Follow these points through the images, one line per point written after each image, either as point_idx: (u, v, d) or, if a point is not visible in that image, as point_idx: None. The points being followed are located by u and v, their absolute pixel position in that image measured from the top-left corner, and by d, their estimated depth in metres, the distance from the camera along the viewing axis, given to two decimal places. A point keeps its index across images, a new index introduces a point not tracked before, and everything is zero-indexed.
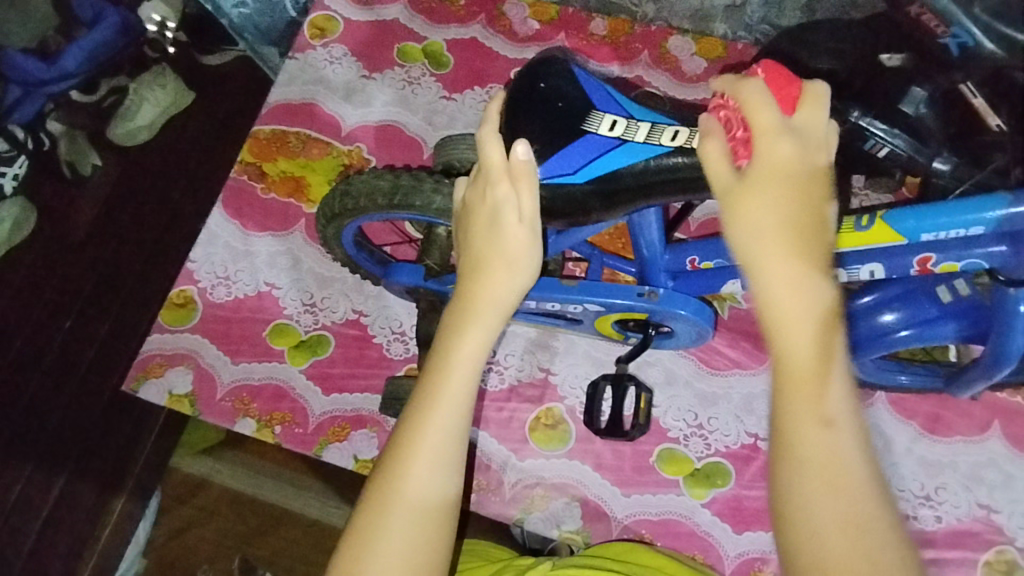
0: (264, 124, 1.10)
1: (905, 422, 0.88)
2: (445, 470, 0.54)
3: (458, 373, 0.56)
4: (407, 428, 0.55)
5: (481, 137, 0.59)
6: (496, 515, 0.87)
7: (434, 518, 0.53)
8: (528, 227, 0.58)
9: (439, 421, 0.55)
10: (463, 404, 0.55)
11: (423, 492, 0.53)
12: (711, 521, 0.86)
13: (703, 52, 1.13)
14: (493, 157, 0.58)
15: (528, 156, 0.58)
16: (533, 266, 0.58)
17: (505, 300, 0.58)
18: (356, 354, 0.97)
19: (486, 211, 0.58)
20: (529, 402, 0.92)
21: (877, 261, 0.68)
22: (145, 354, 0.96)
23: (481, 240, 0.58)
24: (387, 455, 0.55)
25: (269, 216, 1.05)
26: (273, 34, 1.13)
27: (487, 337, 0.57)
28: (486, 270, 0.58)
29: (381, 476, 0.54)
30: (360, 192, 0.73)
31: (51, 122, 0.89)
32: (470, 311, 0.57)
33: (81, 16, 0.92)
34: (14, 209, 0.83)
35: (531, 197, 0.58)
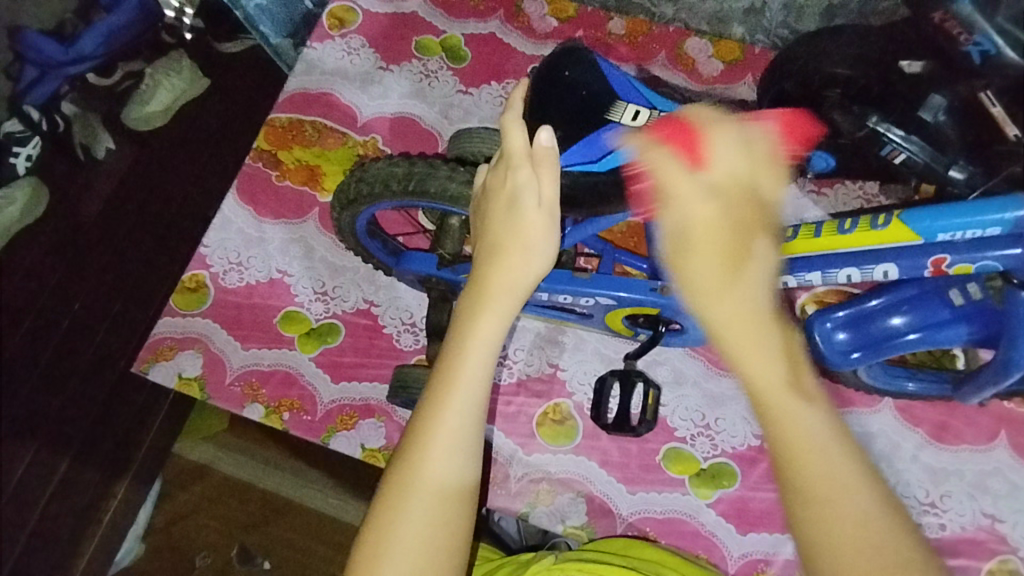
0: (280, 113, 1.11)
1: (912, 429, 0.89)
2: (463, 455, 0.54)
3: (474, 358, 0.55)
4: (424, 417, 0.55)
5: (504, 122, 0.59)
6: (501, 508, 0.88)
7: (453, 495, 0.53)
8: (546, 212, 0.57)
9: (456, 409, 0.54)
10: (480, 385, 0.55)
11: (441, 479, 0.53)
12: (716, 521, 0.86)
13: (720, 55, 1.13)
14: (515, 142, 0.58)
15: (551, 143, 0.58)
16: (550, 251, 0.58)
17: (523, 282, 0.57)
18: (366, 344, 0.97)
19: (506, 195, 0.58)
20: (537, 396, 0.92)
21: (890, 262, 0.67)
22: (156, 336, 0.98)
23: (499, 225, 0.58)
24: (408, 435, 0.55)
25: (283, 204, 1.06)
26: (288, 26, 1.13)
27: (503, 319, 0.56)
28: (503, 254, 0.57)
29: (402, 456, 0.55)
30: (375, 179, 0.73)
31: (66, 103, 0.82)
32: (484, 295, 0.56)
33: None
34: (26, 191, 0.77)
35: (551, 184, 0.58)
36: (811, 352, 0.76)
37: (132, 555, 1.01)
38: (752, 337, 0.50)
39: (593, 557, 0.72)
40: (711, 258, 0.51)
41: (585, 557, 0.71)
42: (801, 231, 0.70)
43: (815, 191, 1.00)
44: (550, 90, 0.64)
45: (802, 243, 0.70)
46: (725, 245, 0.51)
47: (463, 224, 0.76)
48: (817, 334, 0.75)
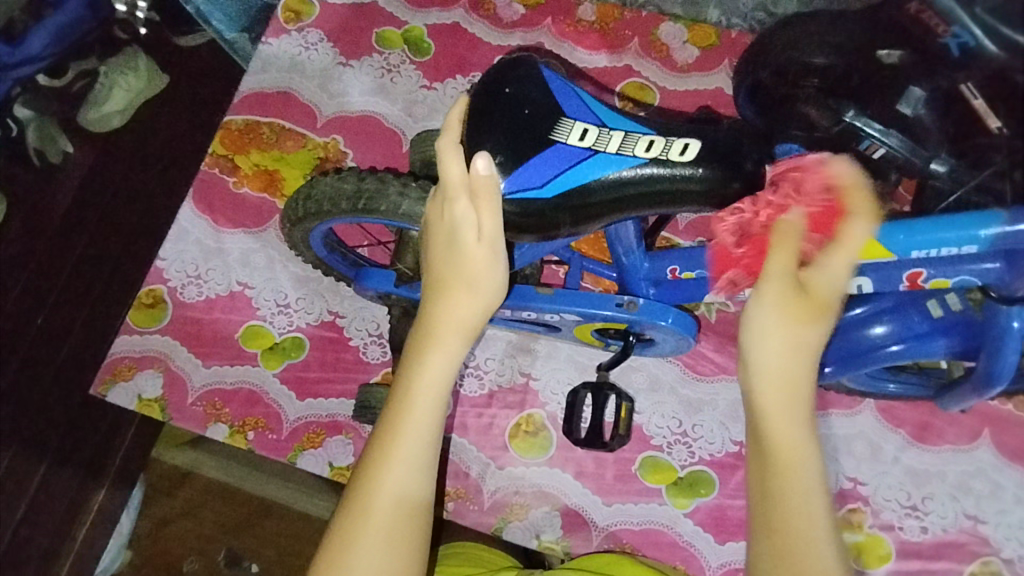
0: (237, 115, 1.06)
1: (893, 429, 0.86)
2: (412, 501, 0.51)
3: (422, 398, 0.53)
4: (372, 458, 0.52)
5: (440, 150, 0.54)
6: (474, 524, 0.86)
7: (401, 544, 0.51)
8: (488, 246, 0.54)
9: (404, 452, 0.52)
10: (430, 429, 0.53)
11: (391, 527, 0.50)
12: (693, 530, 0.84)
13: (695, 40, 1.08)
14: (451, 173, 0.53)
15: (491, 171, 0.54)
16: (497, 286, 0.55)
17: (469, 321, 0.55)
18: (332, 358, 0.94)
19: (445, 230, 0.54)
20: (509, 408, 0.89)
21: (866, 276, 0.63)
22: (114, 356, 0.94)
23: (441, 261, 0.55)
24: (355, 481, 0.53)
25: (242, 212, 1.02)
26: (244, 20, 1.06)
27: (451, 358, 0.54)
28: (446, 293, 0.55)
29: (349, 504, 0.52)
30: (324, 197, 0.69)
31: (19, 107, 0.74)
32: (430, 336, 0.54)
33: None
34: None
35: (491, 217, 0.54)
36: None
37: (118, 562, 0.99)
38: (787, 416, 0.52)
39: None
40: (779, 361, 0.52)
41: None
42: None
43: None
44: (489, 114, 0.58)
45: None
46: (793, 355, 0.53)
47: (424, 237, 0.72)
48: None
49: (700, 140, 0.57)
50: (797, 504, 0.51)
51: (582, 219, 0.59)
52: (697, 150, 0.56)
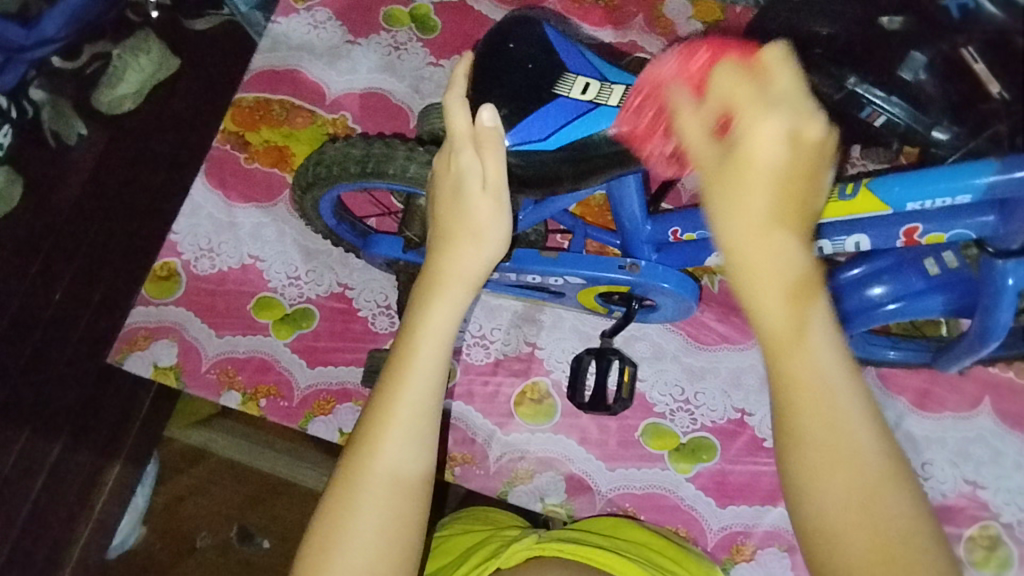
0: (247, 92, 1.08)
1: (894, 397, 0.88)
2: (417, 439, 0.53)
3: (427, 346, 0.55)
4: (378, 403, 0.54)
5: (447, 102, 0.56)
6: (479, 488, 0.88)
7: (411, 476, 0.53)
8: (492, 196, 0.56)
9: (410, 398, 0.53)
10: (434, 374, 0.55)
11: (397, 469, 0.52)
12: (695, 495, 0.86)
13: (700, 15, 1.09)
14: (458, 124, 0.55)
15: (496, 123, 0.56)
16: (500, 238, 0.57)
17: (474, 274, 0.56)
18: (342, 328, 0.96)
19: (451, 181, 0.56)
20: (515, 375, 0.91)
21: (864, 233, 0.65)
22: (131, 325, 0.97)
23: (446, 212, 0.57)
24: (363, 423, 0.54)
25: (252, 186, 1.04)
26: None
27: (455, 307, 0.56)
28: (453, 245, 0.56)
29: (358, 444, 0.54)
30: (333, 161, 0.70)
31: (34, 89, 0.79)
32: (437, 287, 0.55)
33: None
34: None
35: (495, 165, 0.56)
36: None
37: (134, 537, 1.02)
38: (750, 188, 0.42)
39: (572, 537, 0.69)
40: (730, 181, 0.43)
41: (567, 538, 0.69)
42: None
43: None
44: (499, 70, 0.60)
45: None
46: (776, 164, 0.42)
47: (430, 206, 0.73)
48: None
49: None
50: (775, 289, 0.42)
51: (583, 175, 0.60)
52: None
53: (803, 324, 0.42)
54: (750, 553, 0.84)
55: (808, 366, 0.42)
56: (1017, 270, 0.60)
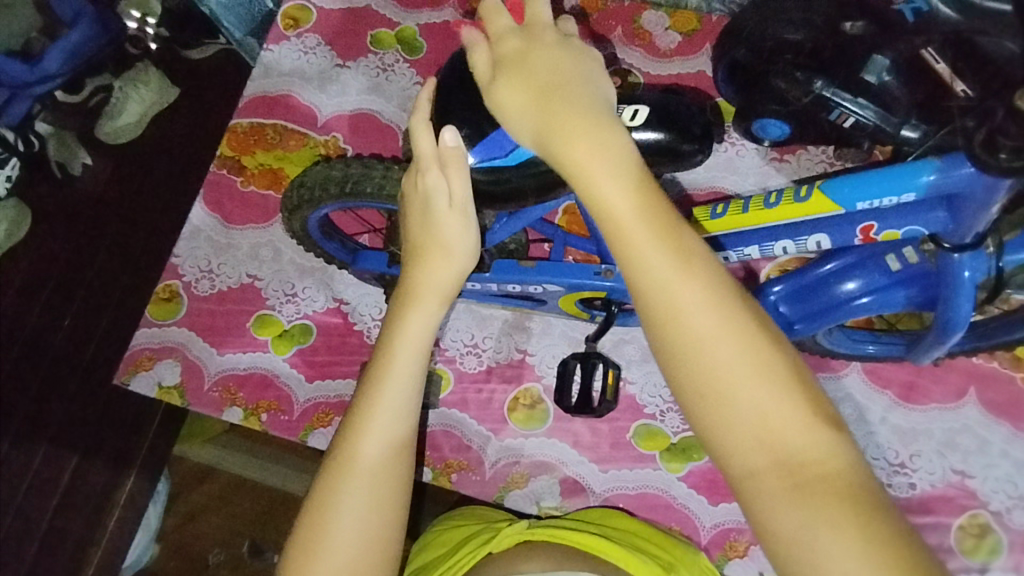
0: (241, 118, 1.11)
1: (879, 391, 0.89)
2: (394, 446, 0.56)
3: (403, 355, 0.58)
4: (357, 412, 0.57)
5: (411, 124, 0.57)
6: (476, 493, 0.90)
7: (387, 478, 0.56)
8: (460, 212, 0.58)
9: (387, 407, 0.56)
10: (410, 382, 0.57)
11: (375, 474, 0.55)
12: (687, 493, 0.88)
13: (677, 26, 1.12)
14: (422, 145, 0.57)
15: (458, 143, 0.56)
16: (470, 251, 0.60)
17: (445, 287, 0.59)
18: (338, 342, 0.99)
19: (419, 201, 0.58)
20: (508, 382, 0.94)
21: (822, 232, 0.66)
22: (134, 348, 0.98)
23: (417, 228, 0.59)
24: (344, 428, 0.57)
25: (249, 208, 1.07)
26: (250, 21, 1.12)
27: (430, 317, 0.59)
28: (424, 259, 0.59)
29: (338, 449, 0.56)
30: (315, 183, 0.73)
31: (40, 123, 0.96)
32: (411, 298, 0.59)
33: (63, 19, 0.95)
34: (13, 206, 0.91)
35: (461, 183, 0.57)
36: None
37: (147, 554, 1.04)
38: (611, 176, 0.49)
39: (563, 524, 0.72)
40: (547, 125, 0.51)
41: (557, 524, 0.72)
42: (731, 207, 0.69)
43: (777, 158, 1.00)
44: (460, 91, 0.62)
45: (733, 220, 0.69)
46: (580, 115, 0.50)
47: None
48: (761, 307, 0.76)
49: (648, 107, 0.63)
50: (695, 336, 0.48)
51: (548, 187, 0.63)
52: (646, 115, 0.63)
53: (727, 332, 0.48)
54: (744, 549, 0.86)
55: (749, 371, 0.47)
56: (972, 263, 0.62)
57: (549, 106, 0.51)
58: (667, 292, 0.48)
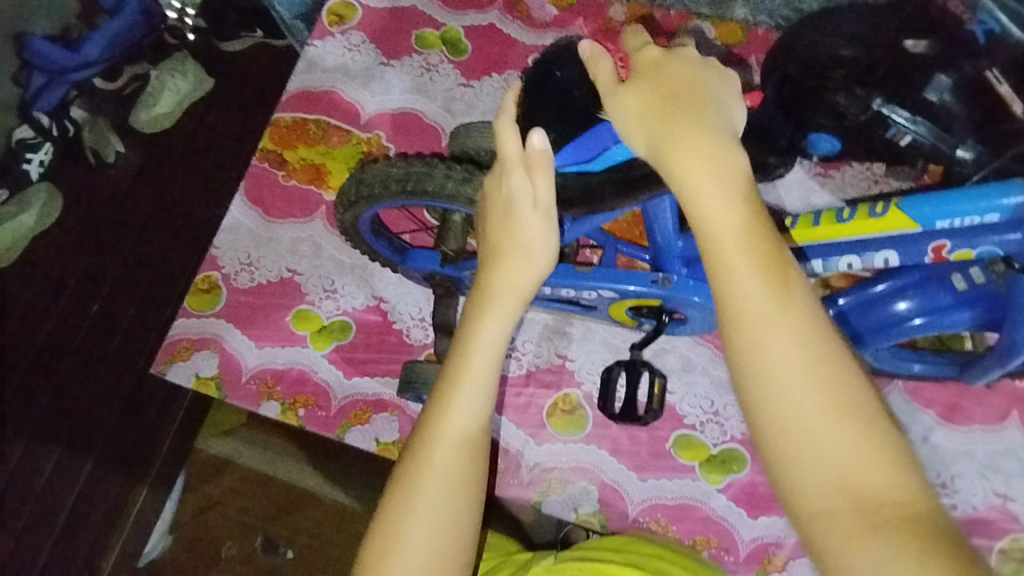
0: (285, 112, 1.11)
1: (921, 410, 0.89)
2: (472, 445, 0.56)
3: (479, 355, 0.57)
4: (432, 412, 0.57)
5: (498, 127, 0.58)
6: (513, 497, 0.89)
7: (468, 454, 0.56)
8: (543, 215, 0.58)
9: (466, 408, 0.56)
10: (487, 381, 0.58)
11: (450, 475, 0.55)
12: (726, 506, 0.87)
13: (723, 36, 1.11)
14: (508, 148, 0.57)
15: (546, 146, 0.57)
16: (550, 254, 0.59)
17: (524, 288, 0.59)
18: (377, 339, 0.98)
19: (501, 202, 0.59)
20: (546, 387, 0.93)
21: (890, 249, 0.66)
22: (173, 337, 0.99)
23: (497, 229, 0.60)
24: (420, 429, 0.57)
25: (289, 203, 1.07)
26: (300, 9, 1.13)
27: (507, 318, 0.58)
28: (504, 260, 0.59)
29: (417, 442, 0.57)
30: (374, 180, 0.72)
31: (74, 109, 0.96)
32: (489, 297, 0.58)
33: (103, 6, 0.98)
34: (43, 194, 0.90)
35: (547, 189, 0.58)
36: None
37: (161, 546, 1.01)
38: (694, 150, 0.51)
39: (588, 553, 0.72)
40: (653, 121, 0.53)
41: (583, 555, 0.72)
42: (799, 220, 0.69)
43: (821, 173, 0.99)
44: (545, 96, 0.63)
45: (801, 232, 0.68)
46: (655, 104, 0.53)
47: (466, 221, 0.75)
48: None
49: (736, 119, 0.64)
50: (752, 298, 0.48)
51: (628, 193, 0.63)
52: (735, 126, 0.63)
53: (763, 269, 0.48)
54: (783, 564, 0.85)
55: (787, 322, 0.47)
56: None
57: (659, 98, 0.53)
58: (706, 230, 0.50)
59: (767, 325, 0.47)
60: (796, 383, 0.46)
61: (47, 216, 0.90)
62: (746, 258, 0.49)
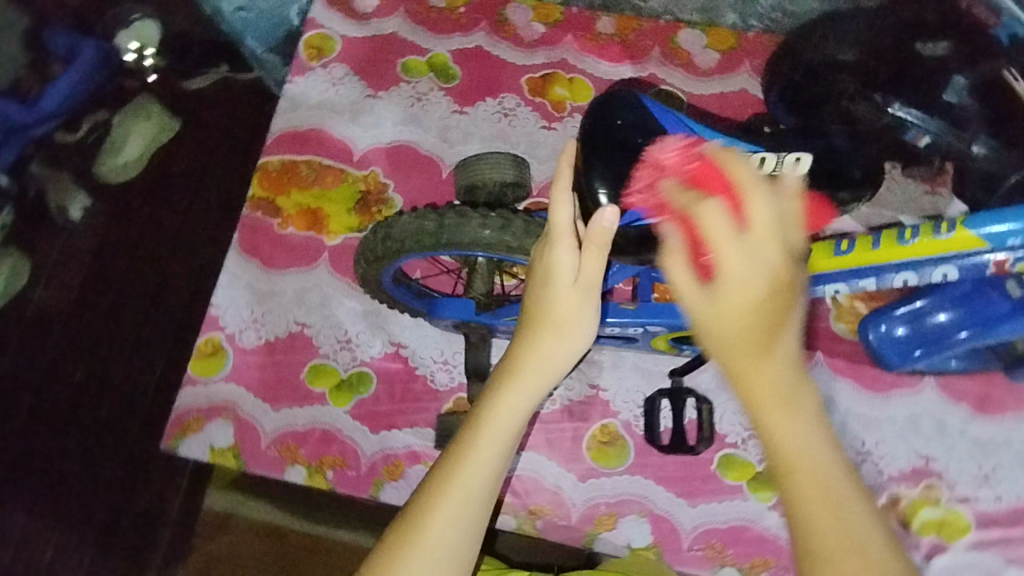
0: (271, 155, 1.06)
1: (957, 404, 0.90)
2: (467, 520, 0.54)
3: (499, 426, 0.57)
4: (438, 478, 0.56)
5: (555, 194, 0.61)
6: (563, 539, 0.87)
7: (466, 525, 0.54)
8: (581, 291, 0.60)
9: (468, 479, 0.55)
10: (498, 456, 0.56)
11: (445, 544, 0.54)
12: (780, 524, 0.86)
13: (715, 44, 1.10)
14: (562, 218, 0.60)
15: (612, 224, 0.57)
16: (581, 334, 0.61)
17: (558, 357, 0.60)
18: (401, 389, 0.94)
19: (544, 271, 0.61)
20: (583, 420, 0.91)
21: (951, 265, 0.66)
22: (181, 409, 0.93)
23: (538, 296, 0.61)
24: (421, 492, 0.56)
25: (289, 251, 1.01)
26: (272, 41, 1.11)
27: (529, 397, 0.58)
28: (538, 332, 0.60)
29: (415, 505, 0.56)
30: (403, 234, 0.68)
31: (33, 165, 0.81)
32: (517, 370, 0.59)
33: (56, 51, 0.84)
34: (10, 262, 0.77)
35: (595, 267, 0.59)
36: (869, 349, 0.84)
37: None
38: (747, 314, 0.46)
39: None
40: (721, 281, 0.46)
41: None
42: (858, 243, 0.68)
43: None
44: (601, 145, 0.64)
45: (861, 256, 0.68)
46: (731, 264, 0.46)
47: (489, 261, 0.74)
48: (871, 334, 0.83)
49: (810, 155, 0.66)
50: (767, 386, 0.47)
51: None
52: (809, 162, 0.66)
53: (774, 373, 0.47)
54: None
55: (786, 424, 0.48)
56: None
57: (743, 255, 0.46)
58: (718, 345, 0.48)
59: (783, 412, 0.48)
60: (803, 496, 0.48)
61: (15, 281, 0.77)
62: (762, 370, 0.47)
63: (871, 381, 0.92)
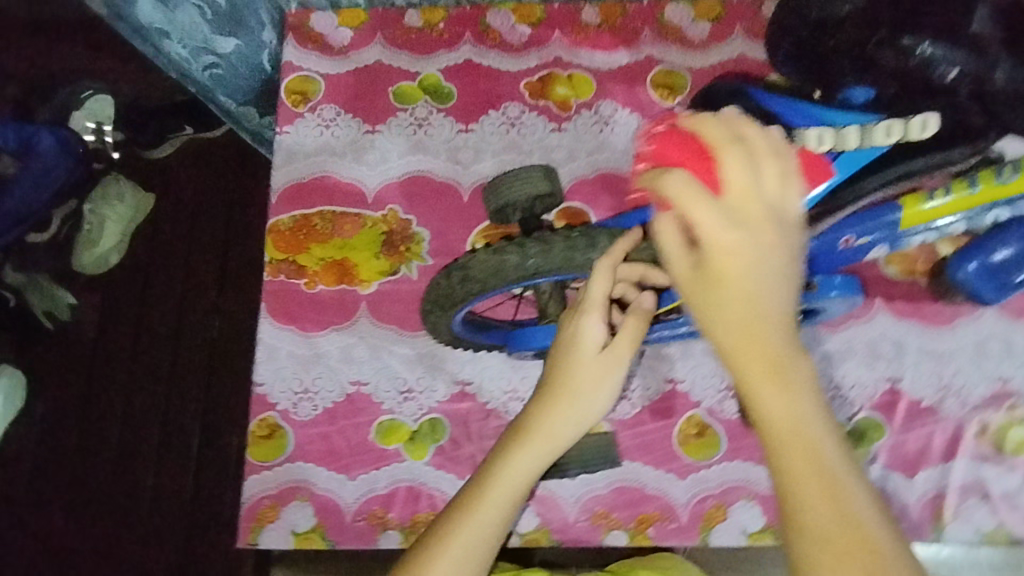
0: (280, 215, 0.99)
1: (1017, 321, 0.93)
2: (479, 548, 0.65)
3: (512, 474, 0.68)
4: (459, 512, 0.66)
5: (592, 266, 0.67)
6: (678, 543, 0.86)
7: (481, 552, 0.65)
8: (602, 357, 0.69)
9: (483, 515, 0.66)
10: (506, 496, 0.67)
11: (463, 564, 0.64)
12: (883, 474, 0.89)
13: (703, 14, 1.08)
14: (597, 290, 0.67)
15: (648, 308, 0.70)
16: (600, 400, 0.70)
17: (567, 428, 0.69)
18: (477, 427, 0.90)
19: (568, 339, 0.70)
20: (668, 417, 0.89)
21: None
22: (251, 502, 0.88)
23: (561, 362, 0.70)
24: (443, 522, 0.66)
25: (325, 310, 0.96)
26: (249, 94, 1.08)
27: (535, 458, 0.69)
28: (555, 398, 0.69)
29: (435, 537, 0.65)
30: (486, 273, 0.67)
31: None
32: (534, 428, 0.69)
33: None
34: None
35: (628, 336, 0.70)
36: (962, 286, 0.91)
37: None
38: (748, 263, 0.48)
39: None
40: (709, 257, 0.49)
41: None
42: None
43: None
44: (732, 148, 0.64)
45: None
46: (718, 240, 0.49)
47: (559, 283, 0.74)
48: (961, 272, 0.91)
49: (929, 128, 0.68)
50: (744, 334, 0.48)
51: None
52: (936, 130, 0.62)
53: (752, 329, 0.48)
54: (951, 511, 0.88)
55: (776, 383, 0.48)
56: None
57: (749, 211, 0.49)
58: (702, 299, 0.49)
59: (770, 377, 0.48)
60: (792, 449, 0.47)
61: None
62: (759, 321, 0.48)
63: (934, 316, 0.94)
